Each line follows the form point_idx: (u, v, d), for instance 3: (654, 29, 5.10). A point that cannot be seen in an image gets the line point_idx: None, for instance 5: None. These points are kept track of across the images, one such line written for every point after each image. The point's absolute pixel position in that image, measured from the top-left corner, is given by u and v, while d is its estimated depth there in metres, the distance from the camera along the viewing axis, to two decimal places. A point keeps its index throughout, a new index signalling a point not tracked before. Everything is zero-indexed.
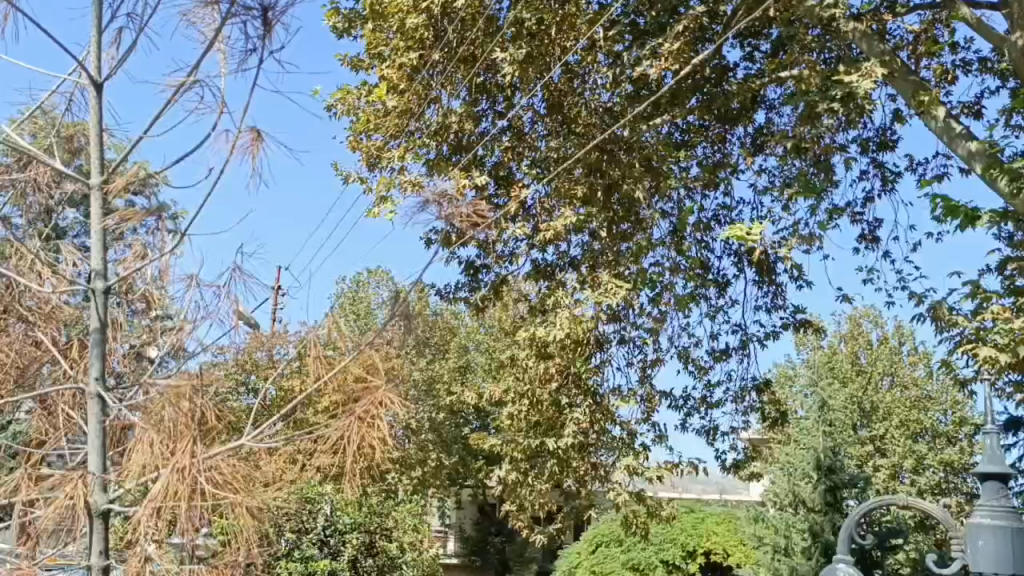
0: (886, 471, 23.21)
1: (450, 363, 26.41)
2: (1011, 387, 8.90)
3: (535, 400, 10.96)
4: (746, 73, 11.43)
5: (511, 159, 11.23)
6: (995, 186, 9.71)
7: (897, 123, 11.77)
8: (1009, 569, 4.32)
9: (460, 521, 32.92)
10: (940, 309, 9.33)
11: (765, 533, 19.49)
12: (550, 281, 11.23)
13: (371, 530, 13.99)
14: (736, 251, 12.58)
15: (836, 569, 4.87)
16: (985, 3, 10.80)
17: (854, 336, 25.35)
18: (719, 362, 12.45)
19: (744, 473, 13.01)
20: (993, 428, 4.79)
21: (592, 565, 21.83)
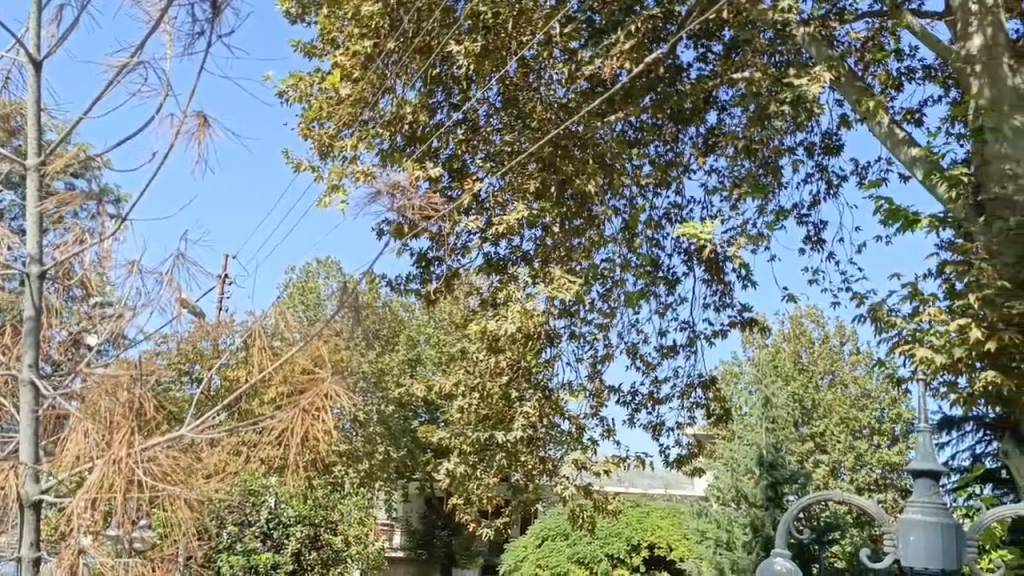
0: (825, 467, 23.81)
1: (399, 354, 26.27)
2: (946, 387, 9.17)
3: (486, 394, 10.94)
4: (699, 73, 11.58)
5: (465, 152, 11.19)
6: (935, 192, 10.02)
7: (842, 127, 12.05)
8: (938, 563, 4.48)
9: (406, 514, 32.79)
10: (879, 309, 9.59)
11: (708, 528, 19.86)
12: (502, 275, 11.23)
13: (316, 523, 13.88)
14: (686, 249, 12.75)
15: (773, 562, 4.97)
16: (929, 13, 11.11)
17: (796, 335, 25.67)
18: (666, 358, 12.62)
19: (689, 468, 13.22)
20: (925, 427, 4.95)
21: (538, 559, 22.37)
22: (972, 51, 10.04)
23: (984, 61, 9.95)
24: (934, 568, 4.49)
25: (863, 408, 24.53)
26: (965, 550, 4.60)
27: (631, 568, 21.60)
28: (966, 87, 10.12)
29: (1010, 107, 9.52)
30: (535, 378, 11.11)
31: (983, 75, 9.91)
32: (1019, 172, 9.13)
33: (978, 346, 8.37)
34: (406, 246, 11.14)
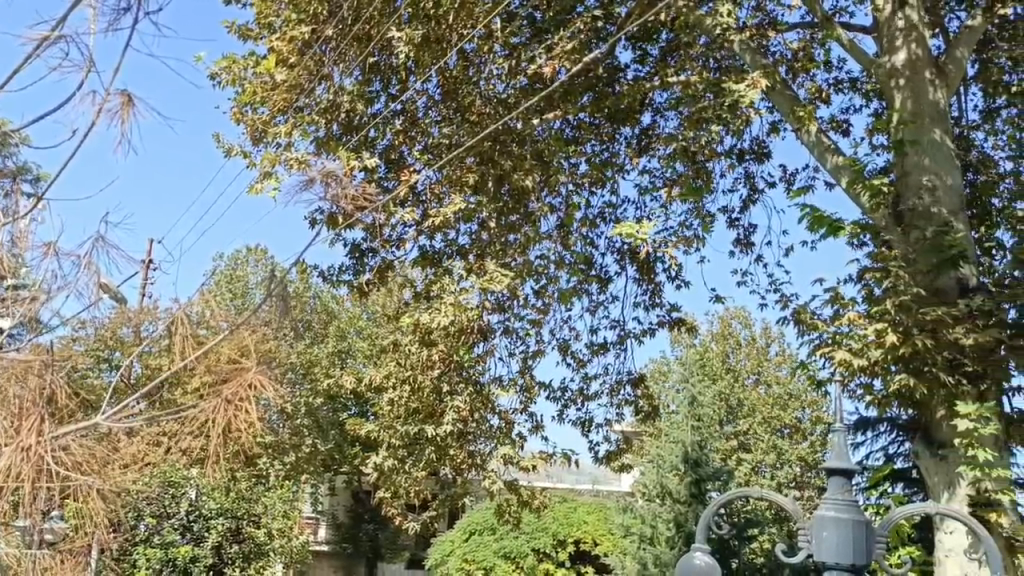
0: (747, 465, 24.45)
1: (329, 346, 25.70)
2: (862, 389, 9.37)
3: (417, 387, 10.85)
4: (635, 75, 11.75)
5: (403, 143, 11.05)
6: (857, 201, 10.37)
7: (772, 135, 12.37)
8: (848, 559, 4.64)
9: (332, 508, 32.37)
10: (802, 312, 9.85)
11: (632, 523, 20.19)
12: (436, 268, 11.17)
13: (239, 515, 13.46)
14: (619, 249, 12.92)
15: (693, 557, 5.03)
16: (856, 26, 11.51)
17: (724, 336, 26.19)
18: (597, 356, 12.77)
19: (617, 464, 13.41)
20: (841, 427, 5.12)
21: (465, 553, 22.41)
22: (897, 65, 10.43)
23: (907, 75, 10.34)
24: (844, 563, 4.65)
25: (785, 407, 25.25)
26: (874, 546, 4.78)
27: (556, 563, 21.81)
28: (890, 100, 10.49)
29: (929, 122, 10.09)
30: (467, 373, 11.09)
31: (905, 88, 10.29)
32: (935, 184, 9.81)
33: (894, 349, 8.72)
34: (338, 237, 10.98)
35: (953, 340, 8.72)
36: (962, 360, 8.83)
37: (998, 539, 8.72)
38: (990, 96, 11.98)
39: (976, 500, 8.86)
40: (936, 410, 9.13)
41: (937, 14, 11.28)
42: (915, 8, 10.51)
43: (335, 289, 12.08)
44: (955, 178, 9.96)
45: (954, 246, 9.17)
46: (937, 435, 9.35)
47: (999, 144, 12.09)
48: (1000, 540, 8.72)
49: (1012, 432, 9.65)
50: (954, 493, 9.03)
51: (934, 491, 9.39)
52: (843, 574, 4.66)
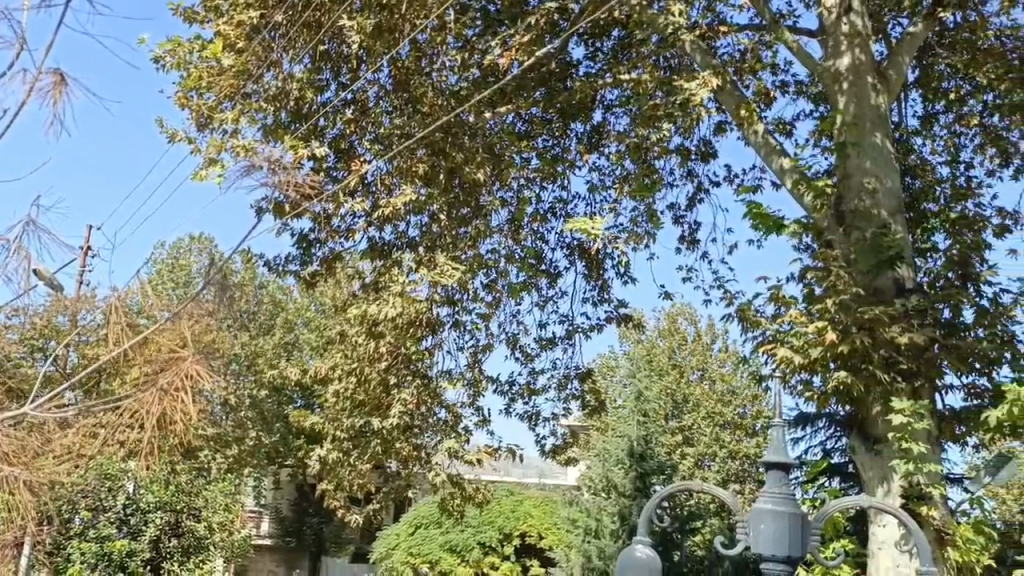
0: (691, 459, 24.85)
1: (275, 338, 25.34)
2: (801, 386, 9.60)
3: (363, 378, 10.82)
4: (586, 72, 11.82)
5: (353, 133, 11.01)
6: (801, 201, 10.59)
7: (719, 134, 12.55)
8: (784, 551, 4.74)
9: (276, 502, 31.97)
10: (746, 309, 10.02)
11: (578, 516, 20.37)
12: (385, 260, 11.09)
13: (178, 509, 13.13)
14: (569, 244, 12.97)
15: (634, 549, 5.02)
16: (804, 30, 11.73)
17: (671, 332, 26.57)
18: (545, 350, 12.83)
19: (563, 457, 13.50)
20: (780, 421, 5.21)
21: (410, 547, 22.57)
22: (841, 69, 10.67)
23: (851, 79, 10.58)
24: (780, 555, 4.74)
25: (727, 403, 25.74)
26: (808, 538, 4.89)
27: (501, 557, 21.74)
28: (833, 102, 10.73)
29: (870, 125, 10.35)
30: (415, 366, 11.04)
31: (849, 92, 10.53)
32: (876, 186, 10.05)
33: (833, 347, 8.93)
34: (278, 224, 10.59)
35: (889, 339, 8.96)
36: (898, 359, 9.09)
37: (928, 531, 9.00)
38: (930, 101, 12.32)
39: (907, 494, 9.14)
40: (872, 407, 9.38)
41: (880, 20, 11.54)
42: (859, 15, 10.77)
43: (282, 279, 11.90)
44: (895, 180, 10.21)
45: (891, 247, 9.47)
46: (872, 431, 9.59)
47: (937, 148, 12.46)
48: (929, 532, 9.00)
49: (943, 428, 9.97)
50: (887, 487, 9.29)
51: (868, 486, 9.65)
52: (779, 566, 4.75)
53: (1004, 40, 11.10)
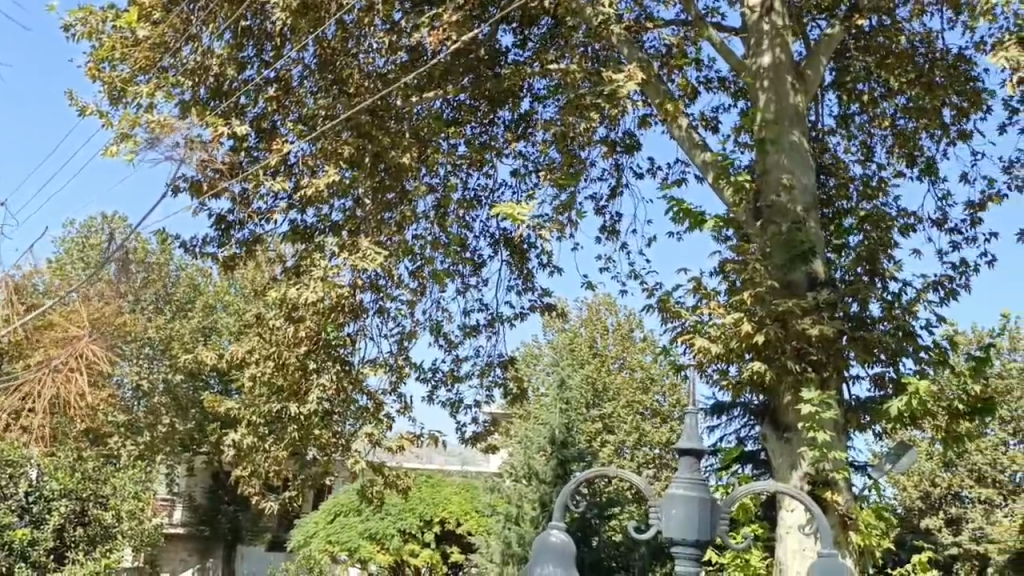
0: (611, 447, 25.28)
1: (192, 322, 24.44)
2: (718, 374, 9.83)
3: (281, 363, 10.64)
4: (515, 60, 11.81)
5: (275, 111, 10.73)
6: (722, 195, 10.85)
7: (643, 127, 12.73)
8: (694, 534, 4.84)
9: (189, 490, 31.16)
10: (666, 300, 10.20)
11: (499, 503, 20.53)
12: (307, 243, 10.91)
13: (83, 497, 12.71)
14: (494, 233, 12.98)
15: (548, 534, 4.90)
16: (728, 27, 11.97)
17: (593, 320, 26.93)
18: (468, 338, 12.81)
19: (484, 445, 13.52)
20: (693, 408, 5.32)
21: (329, 535, 22.14)
22: (761, 67, 10.95)
23: (771, 78, 10.86)
24: (690, 539, 4.84)
25: (646, 391, 26.21)
26: (718, 522, 5.01)
27: (421, 544, 21.82)
28: (754, 100, 11.00)
29: (789, 123, 10.66)
30: (335, 351, 10.87)
31: (769, 90, 10.80)
32: (793, 183, 10.37)
33: (749, 338, 9.21)
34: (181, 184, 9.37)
35: (801, 330, 9.26)
36: (808, 350, 9.40)
37: (832, 516, 9.36)
38: (845, 103, 12.74)
39: (815, 480, 9.48)
40: (784, 395, 9.67)
41: (800, 21, 11.88)
42: (780, 15, 11.05)
43: (198, 261, 11.53)
44: (810, 178, 10.55)
45: (805, 242, 9.81)
46: (783, 419, 9.93)
47: (850, 148, 12.91)
48: (834, 517, 9.37)
49: (849, 417, 10.39)
50: (797, 474, 9.60)
51: (778, 472, 9.96)
52: (690, 550, 4.85)
53: (916, 44, 11.55)
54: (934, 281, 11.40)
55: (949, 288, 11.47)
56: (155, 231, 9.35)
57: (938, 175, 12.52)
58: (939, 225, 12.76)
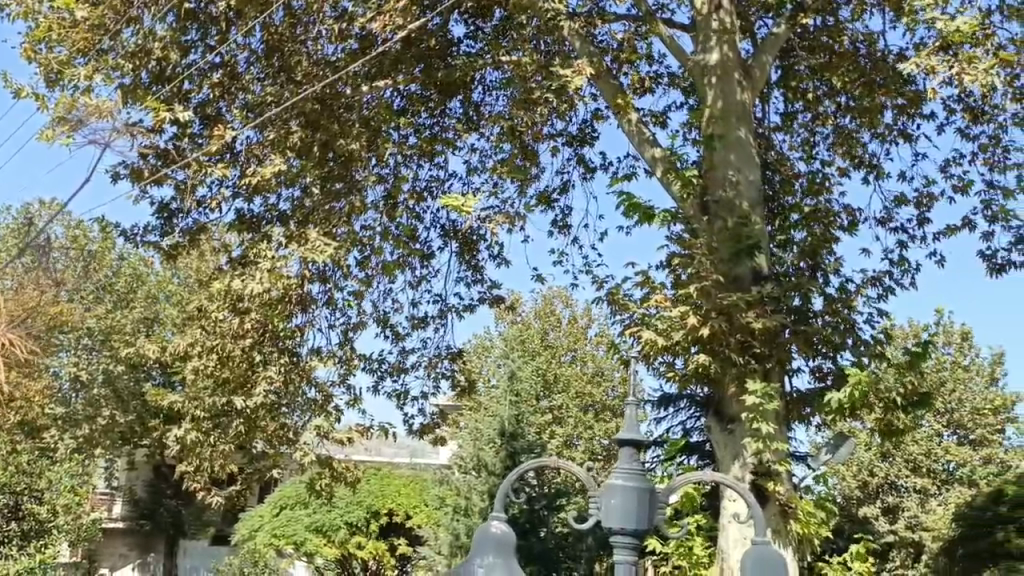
0: (560, 439, 25.47)
1: (134, 312, 23.83)
2: (664, 367, 9.94)
3: (225, 356, 10.36)
4: (467, 51, 11.77)
5: (220, 98, 10.53)
6: (670, 190, 10.97)
7: (596, 121, 12.80)
8: (633, 524, 4.80)
9: (129, 483, 30.53)
10: (615, 293, 10.25)
11: (448, 495, 20.58)
12: (254, 233, 10.77)
13: (16, 491, 12.56)
14: (444, 224, 12.94)
15: (490, 525, 4.67)
16: (678, 24, 12.08)
17: (546, 314, 27.08)
18: (417, 330, 12.76)
19: (431, 436, 13.50)
20: (633, 399, 5.32)
21: (274, 529, 21.74)
22: (709, 64, 11.07)
23: (719, 74, 10.97)
24: (629, 528, 4.80)
25: (598, 384, 26.48)
26: (657, 512, 4.97)
27: (367, 536, 21.73)
28: (703, 96, 11.09)
29: (736, 120, 10.79)
30: (282, 343, 10.74)
31: (717, 87, 10.92)
32: (739, 179, 10.52)
33: (694, 331, 9.34)
34: (121, 169, 9.11)
35: (745, 324, 9.41)
36: (752, 343, 9.54)
37: (773, 505, 9.55)
38: (790, 101, 12.97)
39: (757, 471, 9.65)
40: (728, 387, 9.80)
41: (748, 19, 12.07)
42: (728, 13, 11.21)
43: (139, 250, 11.25)
44: (756, 175, 10.69)
45: (749, 237, 9.98)
46: (727, 410, 10.10)
47: (794, 144, 13.12)
48: (774, 506, 9.56)
49: (790, 409, 10.61)
50: (739, 463, 9.78)
51: (722, 463, 10.11)
52: (628, 539, 4.81)
53: (859, 45, 11.77)
54: (873, 276, 11.69)
55: (888, 283, 11.78)
56: (94, 218, 9.16)
57: (879, 174, 12.83)
58: (881, 223, 13.07)
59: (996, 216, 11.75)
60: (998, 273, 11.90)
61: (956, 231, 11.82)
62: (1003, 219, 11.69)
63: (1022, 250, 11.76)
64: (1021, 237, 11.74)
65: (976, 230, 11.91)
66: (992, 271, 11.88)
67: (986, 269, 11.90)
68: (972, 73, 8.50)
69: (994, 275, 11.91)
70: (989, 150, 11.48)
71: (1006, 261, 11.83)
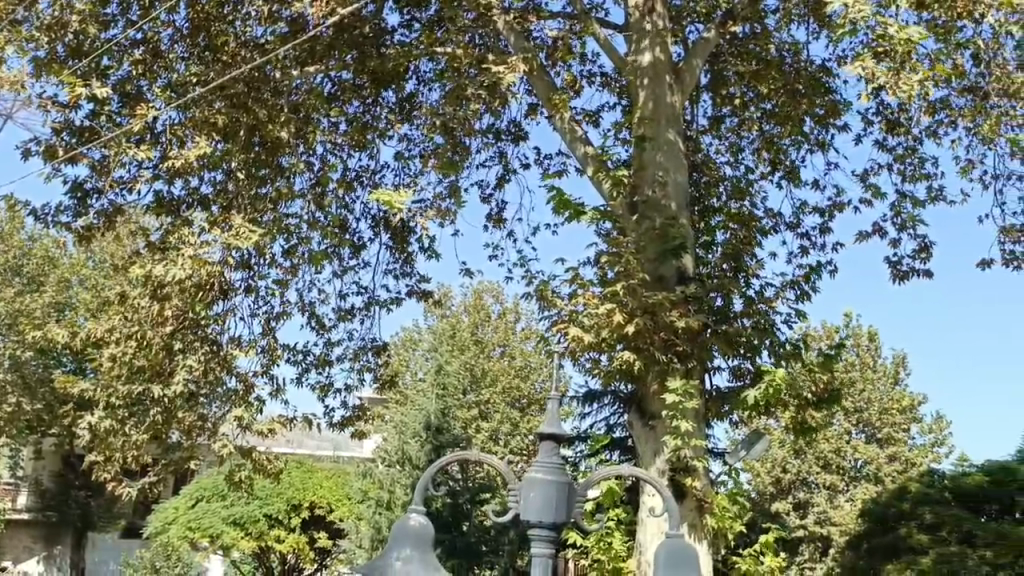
0: (485, 434, 25.37)
1: (44, 296, 22.90)
2: (590, 363, 10.02)
3: (144, 343, 10.04)
4: (401, 41, 11.67)
5: (141, 75, 10.20)
6: (600, 188, 11.09)
7: (529, 117, 12.83)
8: (550, 517, 4.80)
9: (35, 474, 29.23)
10: (544, 289, 10.30)
11: (370, 488, 20.42)
12: (173, 216, 10.48)
13: None
14: (374, 215, 12.80)
15: (407, 518, 4.60)
16: (612, 24, 12.21)
17: (476, 308, 27.25)
18: (343, 321, 12.60)
19: (352, 429, 13.34)
20: (555, 394, 5.32)
21: (189, 521, 21.12)
22: (641, 65, 11.20)
23: (650, 76, 11.12)
24: (546, 521, 4.80)
25: (525, 378, 26.64)
26: (575, 505, 4.99)
27: (287, 529, 21.35)
28: (634, 97, 11.25)
29: (665, 122, 10.96)
30: (202, 331, 10.56)
31: (648, 88, 11.08)
32: (667, 179, 10.70)
33: (619, 328, 9.43)
34: (32, 145, 8.72)
35: (668, 322, 9.60)
36: (675, 341, 9.73)
37: (690, 500, 9.75)
38: (718, 105, 13.26)
39: (675, 466, 9.79)
40: (650, 384, 9.98)
41: (680, 23, 12.25)
42: (661, 17, 11.37)
43: (50, 230, 10.80)
44: (684, 176, 10.88)
45: (676, 237, 10.16)
46: (649, 407, 10.28)
47: (721, 149, 13.48)
48: (691, 501, 9.76)
49: (709, 406, 10.85)
50: (660, 459, 9.94)
51: (643, 459, 10.29)
52: (546, 533, 4.81)
53: (784, 53, 12.07)
54: (792, 280, 12.07)
55: (805, 287, 12.17)
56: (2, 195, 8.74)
57: (795, 180, 13.26)
58: (792, 228, 13.49)
59: (904, 224, 12.27)
60: (903, 279, 12.42)
61: (866, 237, 12.30)
62: (910, 227, 12.21)
63: (924, 259, 12.31)
64: (924, 246, 12.29)
65: (885, 236, 12.41)
66: (896, 277, 12.40)
67: (890, 274, 12.41)
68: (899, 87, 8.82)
69: (898, 282, 12.43)
70: (904, 160, 11.95)
71: (909, 269, 12.37)
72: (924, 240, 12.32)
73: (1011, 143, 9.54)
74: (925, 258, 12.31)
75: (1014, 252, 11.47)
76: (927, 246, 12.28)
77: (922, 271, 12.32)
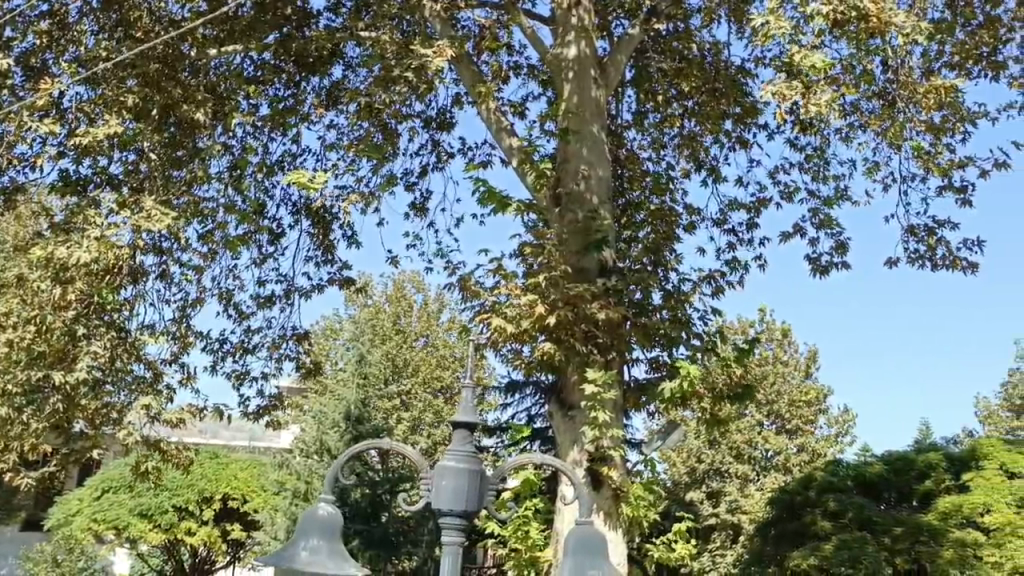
0: (407, 424, 25.25)
1: None
2: (512, 354, 10.05)
3: (44, 328, 9.44)
4: (327, 24, 11.45)
5: (46, 48, 9.74)
6: (525, 180, 11.11)
7: (455, 106, 12.78)
8: (461, 506, 4.77)
9: None
10: (467, 280, 10.26)
11: (287, 479, 20.27)
12: (80, 196, 10.03)
13: None
14: (295, 202, 12.55)
15: (316, 507, 4.52)
16: (538, 16, 12.24)
17: (398, 297, 27.19)
18: (261, 309, 12.33)
19: (268, 419, 13.05)
20: (471, 381, 5.27)
21: (93, 513, 20.23)
22: (566, 58, 11.26)
23: (576, 70, 11.19)
24: (457, 510, 4.77)
25: (447, 368, 26.59)
26: (487, 494, 4.96)
27: (199, 521, 20.83)
28: (560, 90, 11.29)
29: (590, 115, 11.03)
30: (108, 317, 10.12)
31: (573, 81, 11.13)
32: (591, 173, 10.78)
33: (541, 320, 9.47)
34: None
35: (589, 313, 9.64)
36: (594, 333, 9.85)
37: (606, 490, 9.83)
38: (641, 101, 13.40)
39: (593, 456, 9.87)
40: (570, 375, 10.05)
41: (606, 18, 12.35)
42: (587, 11, 11.42)
43: None
44: (607, 170, 10.97)
45: (598, 230, 10.23)
46: (568, 398, 10.38)
47: (644, 144, 13.67)
48: (606, 491, 9.86)
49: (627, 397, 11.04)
50: (577, 448, 10.04)
51: (561, 449, 10.37)
52: (456, 522, 4.76)
53: (705, 53, 12.36)
54: (709, 275, 12.37)
55: (720, 282, 12.46)
56: None
57: (717, 177, 13.55)
58: (717, 224, 13.82)
59: (823, 223, 12.69)
60: (823, 273, 12.85)
61: (787, 236, 12.68)
62: (828, 226, 12.64)
63: (841, 254, 12.74)
64: (841, 243, 12.74)
65: (804, 235, 12.82)
66: (817, 272, 12.83)
67: (812, 270, 12.83)
68: (819, 99, 9.04)
69: (819, 276, 12.87)
70: (814, 160, 12.34)
71: (830, 264, 12.79)
72: (840, 237, 12.77)
73: (915, 147, 9.98)
74: (844, 253, 12.75)
75: (918, 251, 11.99)
76: (844, 242, 12.73)
77: (842, 264, 12.75)
